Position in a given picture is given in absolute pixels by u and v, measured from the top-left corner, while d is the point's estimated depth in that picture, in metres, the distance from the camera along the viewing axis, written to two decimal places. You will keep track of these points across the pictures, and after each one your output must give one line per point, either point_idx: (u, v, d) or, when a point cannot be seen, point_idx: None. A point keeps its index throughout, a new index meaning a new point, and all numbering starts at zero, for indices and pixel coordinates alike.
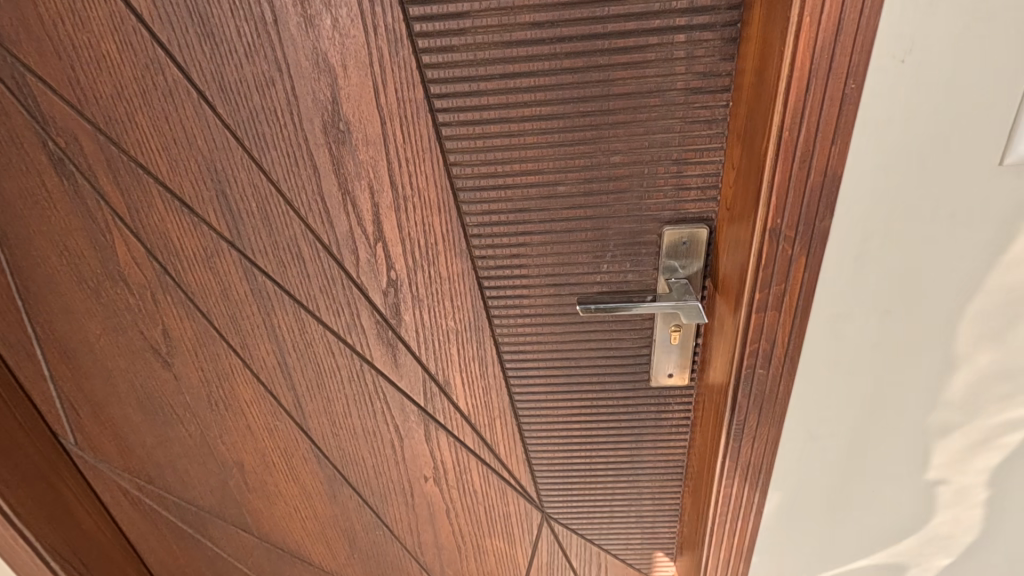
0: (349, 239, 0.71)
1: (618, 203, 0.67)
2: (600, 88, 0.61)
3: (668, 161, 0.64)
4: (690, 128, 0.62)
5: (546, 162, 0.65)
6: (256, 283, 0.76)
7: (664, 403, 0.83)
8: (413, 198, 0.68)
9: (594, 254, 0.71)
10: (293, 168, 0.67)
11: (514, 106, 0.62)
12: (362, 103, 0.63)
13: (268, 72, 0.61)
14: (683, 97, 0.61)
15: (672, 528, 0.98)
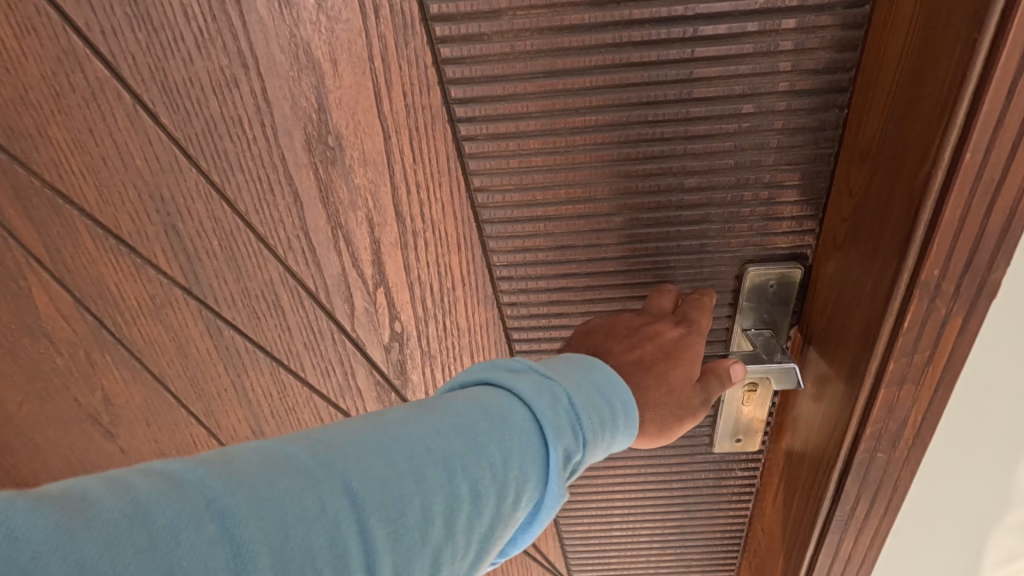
0: (342, 283, 0.55)
1: (689, 237, 0.53)
2: (677, 91, 0.46)
3: (758, 185, 0.50)
4: (790, 142, 0.48)
5: (600, 187, 0.51)
6: (221, 338, 0.59)
7: (725, 469, 0.69)
8: (426, 232, 0.53)
9: (655, 299, 0.57)
10: (266, 197, 0.50)
11: (563, 114, 0.47)
12: (358, 110, 0.47)
13: (227, 68, 0.45)
14: (786, 102, 0.46)
15: None
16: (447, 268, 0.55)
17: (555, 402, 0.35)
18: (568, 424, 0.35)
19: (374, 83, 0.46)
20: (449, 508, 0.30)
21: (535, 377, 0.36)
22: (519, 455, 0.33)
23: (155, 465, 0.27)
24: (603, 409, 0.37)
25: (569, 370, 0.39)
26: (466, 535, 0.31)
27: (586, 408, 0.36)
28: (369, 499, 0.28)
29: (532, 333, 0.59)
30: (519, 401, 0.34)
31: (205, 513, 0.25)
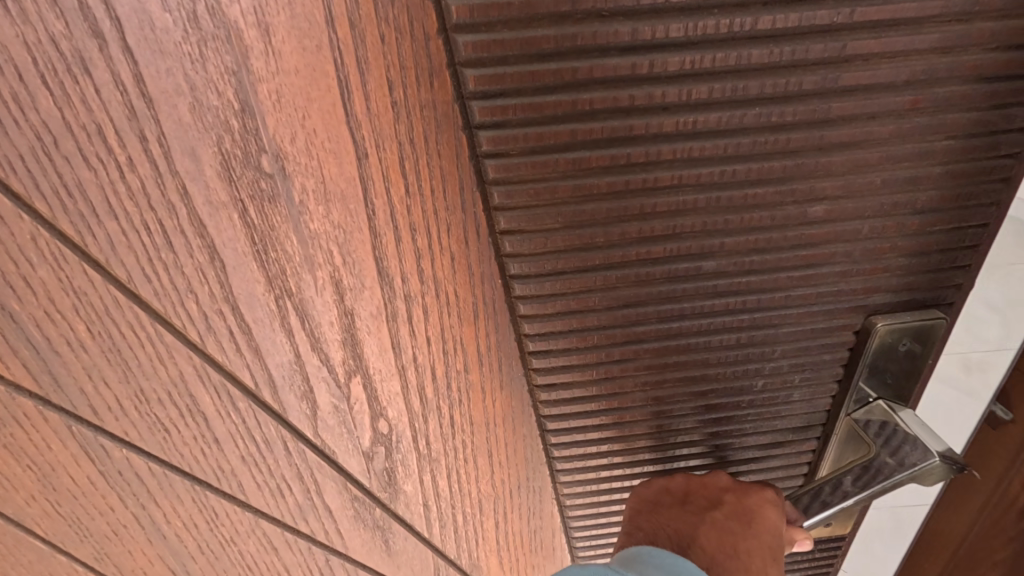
0: (298, 375, 0.36)
1: (803, 285, 0.38)
2: (821, 76, 0.30)
3: (905, 211, 0.35)
4: (958, 150, 0.33)
5: (691, 222, 0.35)
6: (110, 463, 0.36)
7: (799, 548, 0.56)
8: (427, 296, 0.35)
9: (744, 364, 0.42)
10: (161, 256, 0.29)
11: (639, 116, 0.32)
12: (317, 109, 0.28)
13: (58, 32, 0.22)
14: (970, 92, 0.31)
15: None
16: (462, 340, 0.37)
17: None
18: None
19: (342, 63, 0.27)
20: None
21: None
22: None
23: None
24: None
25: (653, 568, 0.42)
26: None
27: None
28: None
29: (570, 406, 0.47)
30: None
31: None
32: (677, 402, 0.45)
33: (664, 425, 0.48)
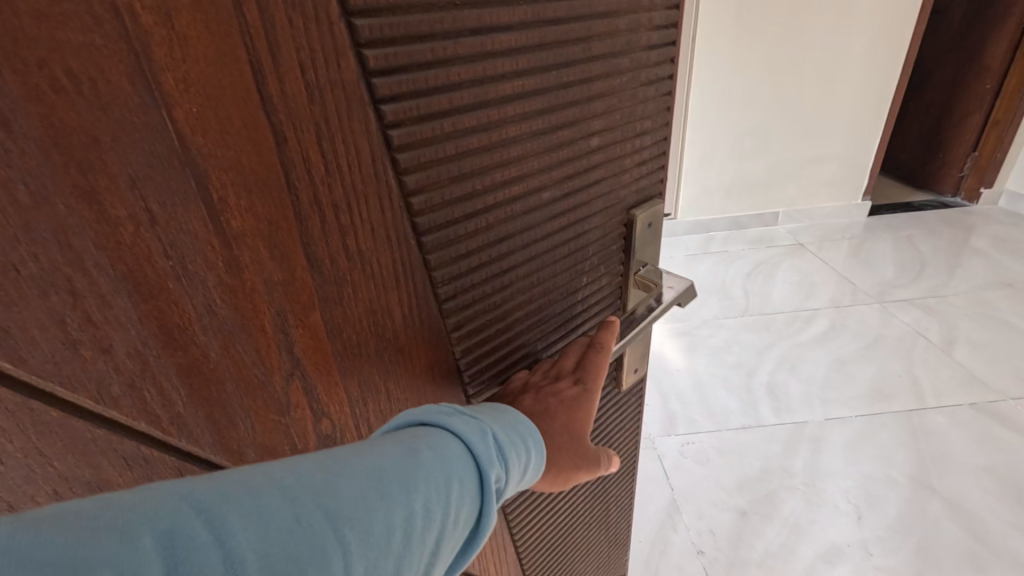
0: (231, 401, 0.34)
1: (597, 195, 0.53)
2: (581, 46, 0.43)
3: (634, 133, 0.54)
4: (650, 91, 0.53)
5: (531, 163, 0.44)
6: None
7: (625, 394, 0.80)
8: (353, 272, 0.36)
9: (576, 262, 0.56)
10: (35, 308, 0.25)
11: (493, 79, 0.38)
12: (230, 97, 0.27)
13: None
14: (649, 53, 0.50)
15: (626, 493, 1.00)
16: (388, 309, 0.40)
17: (483, 435, 0.41)
18: (495, 452, 0.41)
19: (253, 43, 0.27)
20: (410, 523, 0.34)
21: (463, 416, 0.41)
22: (459, 475, 0.38)
23: (148, 487, 0.28)
24: (515, 440, 0.44)
25: (499, 414, 0.45)
26: (416, 556, 0.34)
27: (504, 440, 0.42)
28: (347, 509, 0.32)
29: (479, 359, 0.50)
30: (454, 433, 0.39)
31: (188, 506, 0.28)
32: (545, 312, 0.55)
33: (542, 337, 0.57)
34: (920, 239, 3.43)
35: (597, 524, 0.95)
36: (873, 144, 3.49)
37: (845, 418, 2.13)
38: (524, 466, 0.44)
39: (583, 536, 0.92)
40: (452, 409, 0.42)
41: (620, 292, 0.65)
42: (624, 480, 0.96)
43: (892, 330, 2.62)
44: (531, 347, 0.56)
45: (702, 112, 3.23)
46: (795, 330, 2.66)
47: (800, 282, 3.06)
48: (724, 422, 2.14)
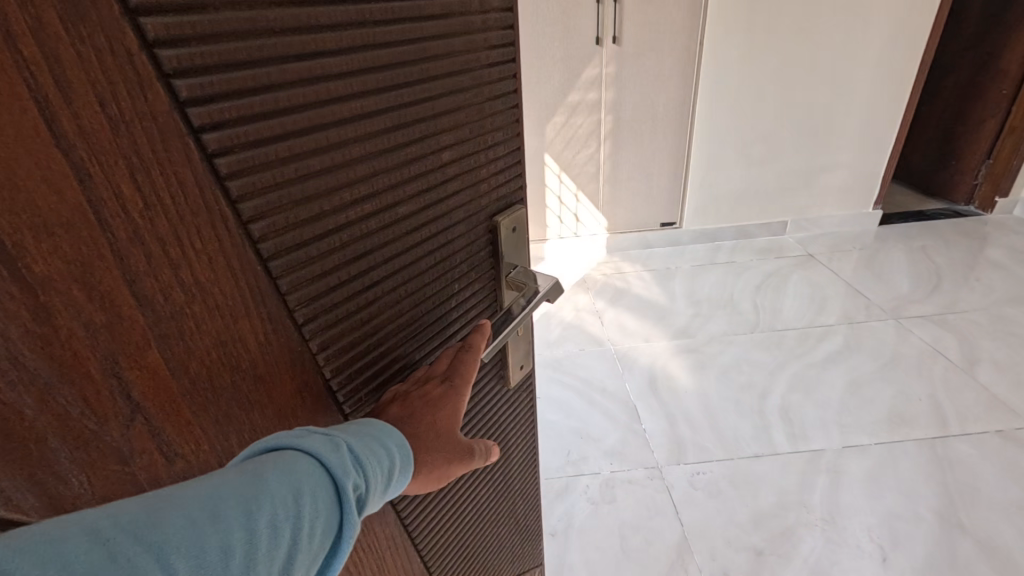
0: (48, 441, 0.35)
1: (451, 204, 0.65)
2: (418, 73, 0.54)
3: (481, 146, 0.66)
4: (491, 112, 0.66)
5: (378, 176, 0.53)
6: None
7: (514, 388, 1.05)
8: (188, 292, 0.41)
9: (440, 260, 0.66)
10: None
11: (338, 117, 0.47)
12: (19, 143, 0.29)
13: None
14: (486, 78, 0.63)
15: (509, 458, 1.14)
16: (230, 324, 0.45)
17: (338, 452, 0.47)
18: (350, 464, 0.47)
19: (36, 89, 0.29)
20: (252, 540, 0.39)
21: (319, 435, 0.48)
22: (311, 490, 0.44)
23: None
24: (373, 450, 0.51)
25: (358, 431, 0.52)
26: (267, 569, 0.39)
27: (361, 454, 0.49)
28: (184, 539, 0.36)
29: (346, 359, 0.57)
30: (308, 453, 0.45)
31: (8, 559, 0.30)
32: (411, 309, 0.65)
33: (409, 332, 0.66)
34: (936, 249, 3.29)
35: (485, 487, 1.08)
36: (888, 149, 3.38)
37: (864, 446, 1.98)
38: (387, 468, 0.51)
39: (494, 519, 1.17)
40: (311, 430, 0.48)
41: (490, 282, 0.79)
42: (523, 465, 1.21)
43: (908, 346, 2.48)
44: (399, 342, 0.65)
45: (705, 122, 3.21)
46: (808, 347, 2.53)
47: (810, 295, 2.95)
48: (735, 448, 2.01)
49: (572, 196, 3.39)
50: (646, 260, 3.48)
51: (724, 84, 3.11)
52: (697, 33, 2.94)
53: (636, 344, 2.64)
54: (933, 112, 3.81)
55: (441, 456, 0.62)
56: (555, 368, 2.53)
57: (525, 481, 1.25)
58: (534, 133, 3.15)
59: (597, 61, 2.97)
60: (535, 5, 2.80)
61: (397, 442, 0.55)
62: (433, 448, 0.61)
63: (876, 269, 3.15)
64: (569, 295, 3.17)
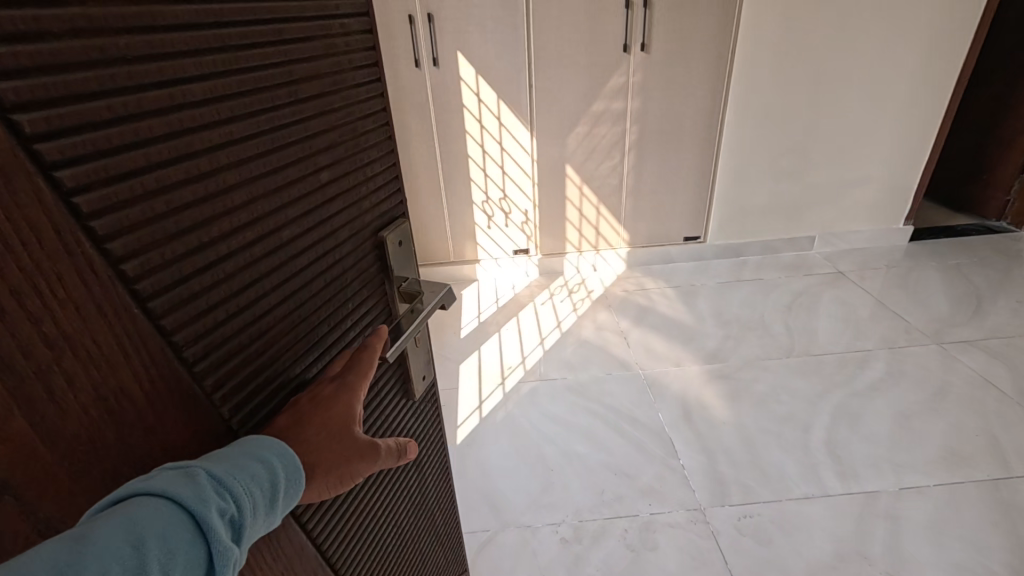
0: None
1: (335, 218, 0.71)
2: (284, 99, 0.60)
3: (358, 165, 0.74)
4: (363, 131, 0.74)
5: (258, 200, 0.58)
6: None
7: (419, 399, 1.11)
8: (59, 329, 0.42)
9: (327, 272, 0.72)
10: None
11: (211, 145, 0.52)
12: None
13: None
14: (353, 99, 0.71)
15: (423, 470, 1.20)
16: (108, 354, 0.45)
17: (195, 479, 0.48)
18: (212, 487, 0.49)
19: None
20: None
21: (175, 468, 0.49)
22: (165, 523, 0.44)
23: None
24: (240, 469, 0.52)
25: (229, 454, 0.53)
26: None
27: (225, 476, 0.50)
28: None
29: (240, 383, 0.60)
30: (158, 490, 0.46)
31: None
32: (301, 326, 0.69)
33: (300, 351, 0.69)
34: (971, 268, 3.17)
35: (404, 501, 1.12)
36: (920, 164, 3.26)
37: (921, 487, 1.86)
38: (272, 480, 0.54)
39: (418, 530, 1.20)
40: (161, 468, 0.49)
41: (382, 294, 0.87)
42: (436, 469, 1.27)
43: (955, 375, 2.34)
44: (290, 363, 0.68)
45: (734, 133, 3.08)
46: (849, 375, 2.39)
47: (845, 316, 2.81)
48: (782, 490, 1.88)
49: (594, 209, 3.25)
50: (668, 275, 3.35)
51: (756, 95, 2.99)
52: (729, 42, 2.83)
53: (666, 368, 2.51)
54: (965, 125, 3.68)
55: (341, 455, 0.65)
56: (584, 396, 2.38)
57: (439, 485, 1.31)
58: (555, 143, 3.03)
59: (624, 69, 2.85)
60: (560, 11, 2.69)
61: (278, 452, 0.57)
62: (328, 445, 0.64)
63: (911, 289, 3.02)
64: (590, 312, 3.03)
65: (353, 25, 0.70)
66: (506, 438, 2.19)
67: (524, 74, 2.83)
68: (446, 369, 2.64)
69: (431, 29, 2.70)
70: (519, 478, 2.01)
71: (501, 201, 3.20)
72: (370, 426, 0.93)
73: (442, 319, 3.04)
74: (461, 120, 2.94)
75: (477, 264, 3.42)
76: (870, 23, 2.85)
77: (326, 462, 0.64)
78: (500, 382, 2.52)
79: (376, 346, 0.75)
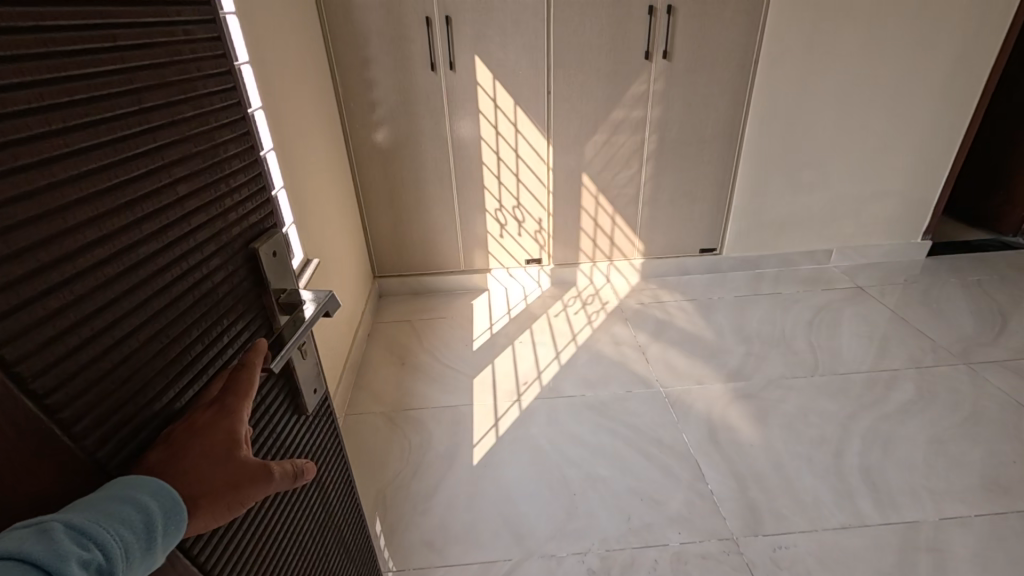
0: None
1: (197, 231, 0.73)
2: (131, 113, 0.62)
3: (219, 175, 0.77)
4: (221, 140, 0.78)
5: (111, 215, 0.59)
6: None
7: (311, 416, 1.03)
8: None
9: (196, 288, 0.73)
10: None
11: (46, 165, 0.51)
12: None
13: None
14: (206, 110, 0.75)
15: (327, 490, 1.12)
16: None
17: (52, 535, 0.49)
18: (75, 538, 0.50)
19: None
20: None
21: (28, 526, 0.49)
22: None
23: None
24: (106, 514, 0.54)
25: (92, 504, 0.54)
26: None
27: (90, 525, 0.52)
28: None
29: (104, 411, 0.59)
30: (13, 551, 0.46)
31: None
32: (167, 349, 0.69)
33: (169, 377, 0.69)
34: (993, 285, 3.12)
35: (312, 522, 1.04)
36: (942, 179, 3.22)
37: (963, 518, 1.78)
38: (146, 518, 0.56)
39: (328, 555, 1.12)
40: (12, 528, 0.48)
41: (259, 308, 0.88)
42: (340, 485, 1.19)
43: (988, 398, 2.27)
44: (159, 391, 0.67)
45: (755, 144, 3.00)
46: (879, 396, 2.31)
47: (869, 334, 2.74)
48: (818, 519, 1.80)
49: (609, 218, 3.18)
50: (684, 287, 3.28)
51: (781, 106, 2.91)
52: (753, 51, 2.76)
53: (689, 387, 2.42)
54: (987, 138, 3.61)
55: (230, 480, 0.68)
56: (606, 415, 2.29)
57: (347, 503, 1.23)
58: (572, 151, 2.95)
59: (646, 77, 2.78)
60: (583, 16, 2.62)
61: (149, 489, 0.59)
62: (211, 468, 0.66)
63: (934, 305, 2.96)
64: (605, 324, 2.94)
65: (197, 31, 0.74)
66: (528, 460, 2.09)
67: (543, 79, 2.75)
68: (459, 383, 2.54)
69: (448, 32, 2.61)
70: (542, 502, 1.92)
71: (514, 209, 3.11)
72: (260, 447, 0.85)
73: (452, 331, 2.95)
74: (475, 127, 2.86)
75: (488, 273, 3.33)
76: (890, 33, 2.78)
77: (212, 490, 0.66)
78: (516, 399, 2.42)
79: (254, 362, 0.78)
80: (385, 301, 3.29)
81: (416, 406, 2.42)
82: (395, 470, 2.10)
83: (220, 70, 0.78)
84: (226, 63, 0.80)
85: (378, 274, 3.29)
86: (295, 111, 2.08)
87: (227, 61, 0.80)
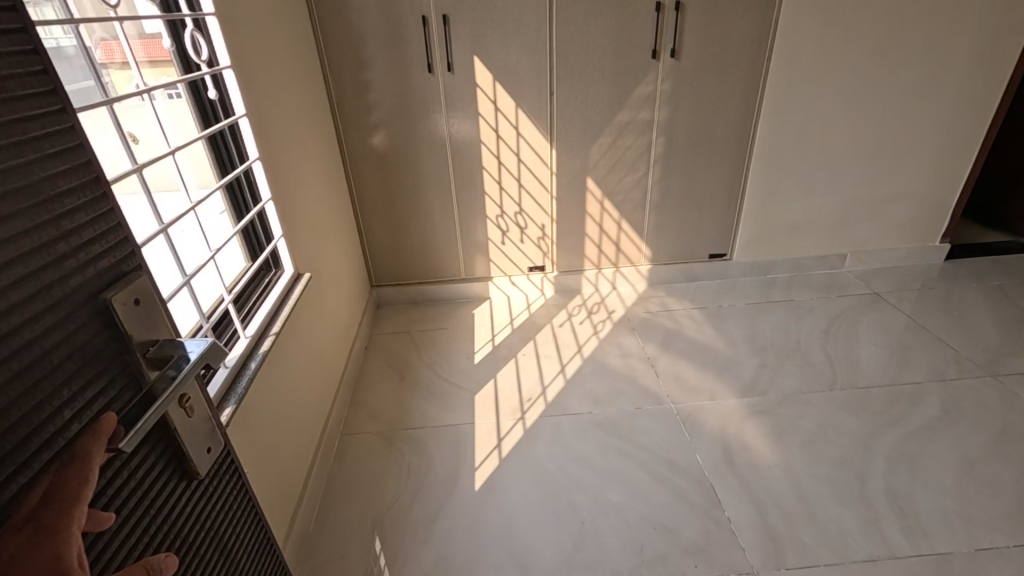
0: None
1: (12, 287, 0.58)
2: None
3: (45, 215, 0.63)
4: (48, 172, 0.63)
5: None
6: None
7: (206, 479, 0.87)
8: None
9: (15, 357, 0.59)
10: None
11: None
12: None
13: None
14: (19, 139, 0.60)
15: (234, 557, 0.97)
16: None
17: None
18: None
19: None
20: None
21: None
22: None
23: None
24: None
25: None
26: None
27: None
28: None
29: None
30: None
31: None
32: None
33: None
34: (1016, 289, 2.99)
35: None
36: (961, 180, 3.09)
37: (999, 549, 1.66)
38: None
39: None
40: None
41: (120, 367, 0.73)
42: (252, 542, 1.04)
43: (1018, 413, 2.16)
44: None
45: (767, 146, 2.88)
46: (903, 411, 2.20)
47: (890, 344, 2.62)
48: (843, 549, 1.69)
49: (615, 224, 3.06)
50: (693, 294, 3.16)
51: (794, 106, 2.78)
52: (765, 48, 2.63)
53: (701, 402, 2.31)
54: (1011, 134, 3.47)
55: None
56: (614, 434, 2.17)
57: (261, 564, 1.09)
58: (576, 154, 2.84)
59: (653, 77, 2.66)
60: (588, 14, 2.50)
61: None
62: None
63: (955, 312, 2.84)
64: (613, 335, 2.82)
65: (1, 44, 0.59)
66: (534, 484, 1.98)
67: (546, 81, 2.63)
68: (461, 400, 2.43)
69: (446, 31, 2.50)
70: (548, 531, 1.81)
71: (516, 216, 3.00)
72: (125, 538, 0.70)
73: (454, 343, 2.84)
74: (475, 130, 2.75)
75: (488, 281, 3.21)
76: (906, 28, 2.66)
77: None
78: (519, 417, 2.30)
79: (94, 446, 0.64)
80: (384, 312, 3.18)
81: (415, 424, 2.31)
82: (394, 495, 1.99)
83: (41, 91, 0.63)
84: (53, 78, 0.65)
85: (376, 284, 3.19)
86: (284, 119, 1.97)
87: (55, 76, 0.66)
